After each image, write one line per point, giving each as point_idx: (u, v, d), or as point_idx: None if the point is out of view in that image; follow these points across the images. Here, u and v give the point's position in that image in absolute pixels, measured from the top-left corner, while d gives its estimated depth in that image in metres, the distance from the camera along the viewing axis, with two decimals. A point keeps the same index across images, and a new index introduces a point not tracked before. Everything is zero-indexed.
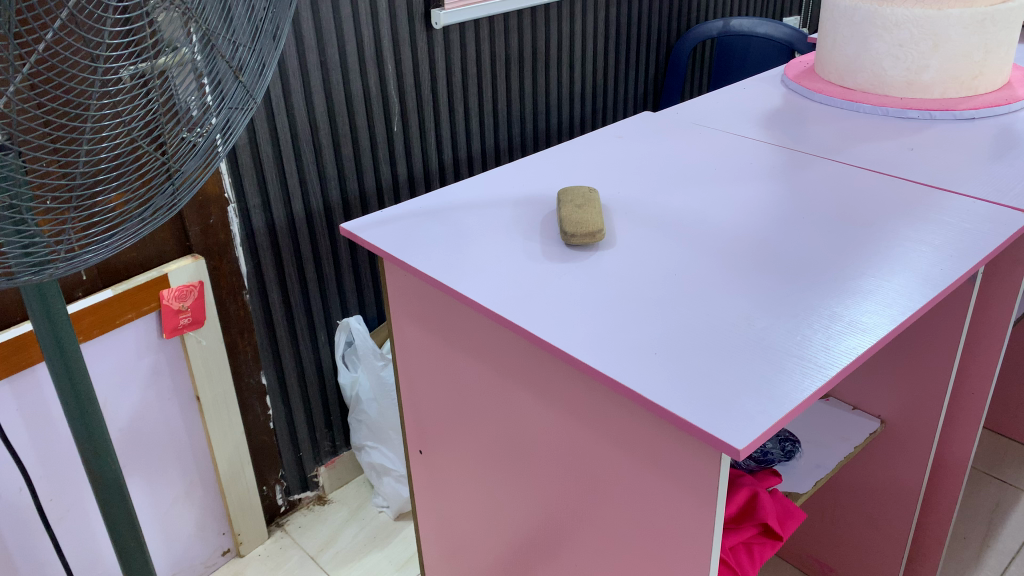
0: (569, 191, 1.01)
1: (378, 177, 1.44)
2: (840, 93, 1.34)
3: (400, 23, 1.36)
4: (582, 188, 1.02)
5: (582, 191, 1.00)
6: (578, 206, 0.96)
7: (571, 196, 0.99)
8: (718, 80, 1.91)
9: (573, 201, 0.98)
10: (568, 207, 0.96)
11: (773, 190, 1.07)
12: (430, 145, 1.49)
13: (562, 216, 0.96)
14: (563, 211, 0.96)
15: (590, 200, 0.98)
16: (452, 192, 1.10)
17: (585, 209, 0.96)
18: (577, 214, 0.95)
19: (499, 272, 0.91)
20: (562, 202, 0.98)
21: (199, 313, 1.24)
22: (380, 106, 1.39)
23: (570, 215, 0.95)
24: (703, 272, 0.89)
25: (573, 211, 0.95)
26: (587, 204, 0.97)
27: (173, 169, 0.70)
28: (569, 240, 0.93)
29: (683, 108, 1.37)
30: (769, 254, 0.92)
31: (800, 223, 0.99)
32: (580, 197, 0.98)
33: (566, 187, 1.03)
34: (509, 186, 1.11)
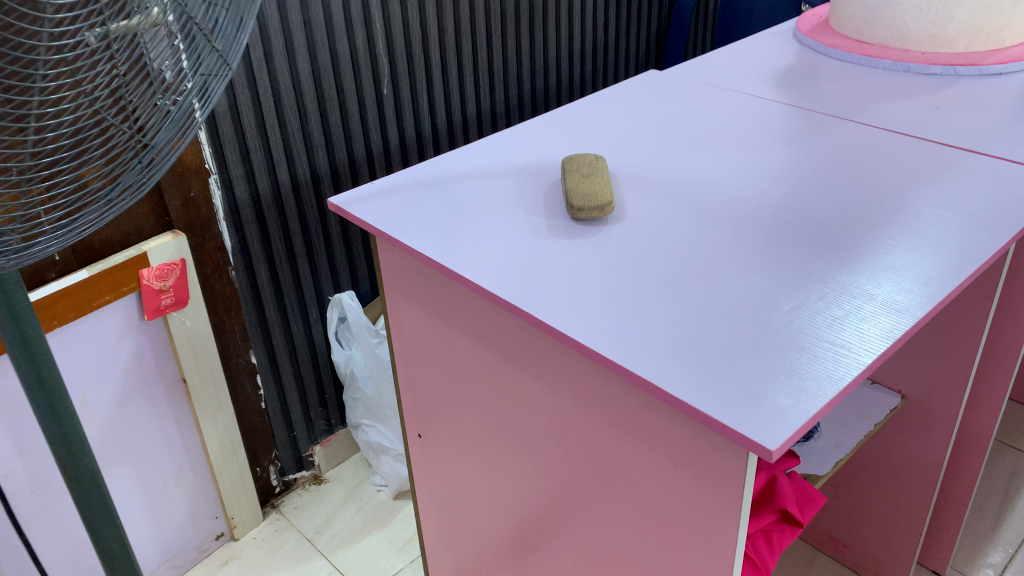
0: (573, 158, 0.94)
1: (368, 143, 1.36)
2: (858, 47, 1.26)
3: None
4: (588, 155, 0.95)
5: (588, 158, 0.94)
6: (583, 176, 0.90)
7: (576, 164, 0.92)
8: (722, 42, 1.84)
9: (578, 171, 0.91)
10: (573, 178, 0.90)
11: (790, 156, 1.00)
12: (422, 109, 1.41)
13: (567, 187, 0.89)
14: (568, 181, 0.89)
15: (597, 169, 0.91)
16: (447, 160, 1.03)
17: (592, 180, 0.89)
18: (583, 186, 0.88)
19: (500, 250, 0.84)
20: (566, 172, 0.92)
21: (182, 293, 1.17)
22: (368, 68, 1.30)
23: (576, 187, 0.88)
24: (720, 247, 0.82)
25: (579, 182, 0.89)
26: (594, 174, 0.90)
27: (144, 143, 0.63)
28: (574, 214, 0.87)
29: (690, 65, 1.29)
30: (790, 226, 0.86)
31: (821, 191, 0.92)
32: (586, 166, 0.92)
33: (570, 154, 0.96)
34: (507, 153, 1.04)
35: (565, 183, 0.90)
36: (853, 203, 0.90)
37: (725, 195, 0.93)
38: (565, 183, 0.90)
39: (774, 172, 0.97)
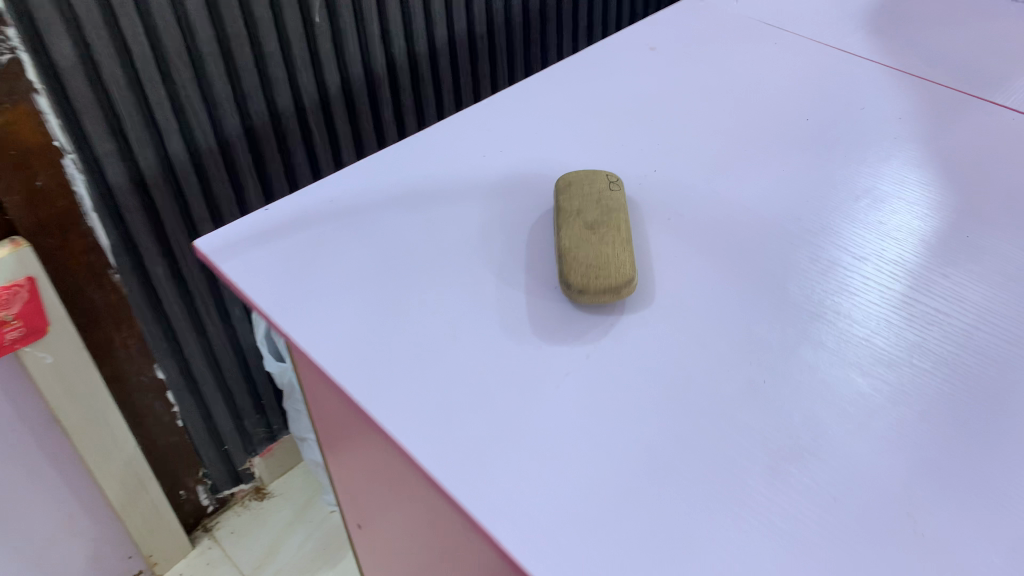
0: (571, 185, 0.61)
1: (297, 90, 1.00)
2: None
3: None
4: (594, 176, 0.62)
5: (594, 190, 0.60)
6: (587, 227, 0.57)
7: (576, 202, 0.59)
8: None
9: (578, 215, 0.58)
10: (570, 232, 0.57)
11: (903, 167, 0.66)
12: (373, 38, 1.03)
13: (559, 247, 0.56)
14: (563, 237, 0.56)
15: (610, 212, 0.58)
16: (388, 165, 0.69)
17: (601, 236, 0.56)
18: (586, 249, 0.55)
19: (449, 356, 0.52)
20: (559, 215, 0.59)
21: (35, 320, 0.86)
22: None
23: (574, 251, 0.55)
24: (809, 366, 0.50)
25: (579, 240, 0.56)
26: (604, 223, 0.57)
27: None
28: (572, 297, 0.55)
29: None
30: (914, 321, 0.53)
31: (952, 242, 0.59)
32: (592, 206, 0.59)
33: (567, 174, 0.63)
34: (478, 154, 0.70)
35: (558, 239, 0.57)
36: (1003, 268, 0.57)
37: (808, 247, 0.59)
38: (557, 239, 0.57)
39: (879, 197, 0.63)
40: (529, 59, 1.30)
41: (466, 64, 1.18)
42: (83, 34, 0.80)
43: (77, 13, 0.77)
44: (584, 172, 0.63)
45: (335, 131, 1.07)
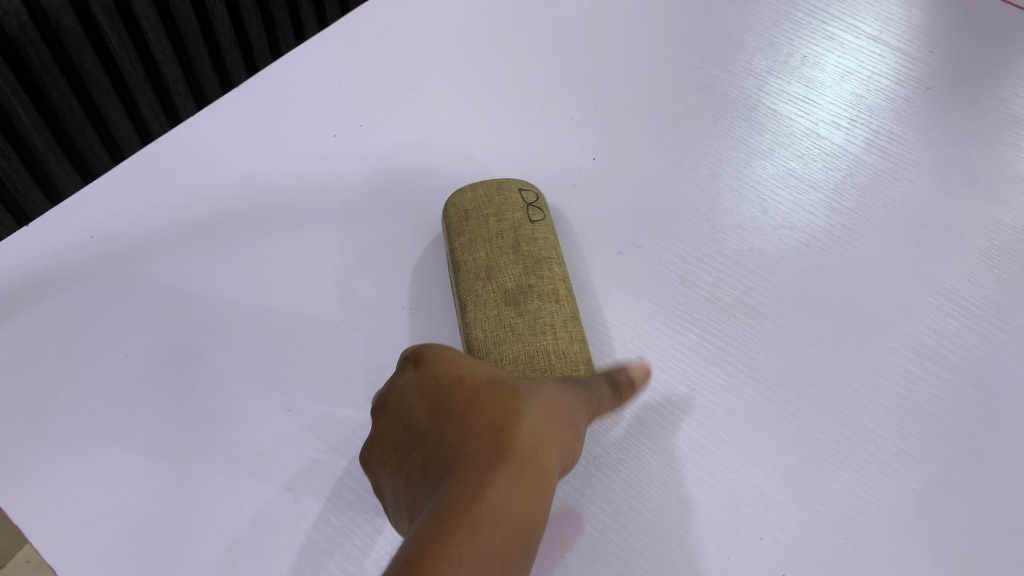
0: (471, 215, 0.40)
1: None
2: None
3: None
4: (504, 195, 0.40)
5: (507, 225, 0.39)
6: (509, 303, 0.36)
7: (483, 253, 0.38)
8: None
9: (492, 281, 0.37)
10: (483, 314, 0.36)
11: (896, 87, 0.48)
12: None
13: (470, 344, 0.35)
14: (473, 326, 0.36)
15: (537, 269, 0.38)
16: (187, 156, 0.45)
17: (532, 316, 0.36)
18: (515, 347, 0.35)
19: (288, 556, 0.35)
20: (460, 278, 0.38)
21: None
22: None
23: (496, 351, 0.35)
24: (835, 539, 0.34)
25: (501, 328, 0.36)
26: (534, 291, 0.37)
27: None
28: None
29: None
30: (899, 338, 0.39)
31: (934, 186, 0.44)
32: (509, 259, 0.38)
33: (462, 190, 0.41)
34: (326, 134, 0.46)
35: (465, 325, 0.36)
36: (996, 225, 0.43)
37: (749, 207, 0.43)
38: (464, 327, 0.36)
39: (835, 114, 0.47)
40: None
41: None
42: None
43: None
44: (488, 185, 0.41)
45: (139, 24, 0.67)
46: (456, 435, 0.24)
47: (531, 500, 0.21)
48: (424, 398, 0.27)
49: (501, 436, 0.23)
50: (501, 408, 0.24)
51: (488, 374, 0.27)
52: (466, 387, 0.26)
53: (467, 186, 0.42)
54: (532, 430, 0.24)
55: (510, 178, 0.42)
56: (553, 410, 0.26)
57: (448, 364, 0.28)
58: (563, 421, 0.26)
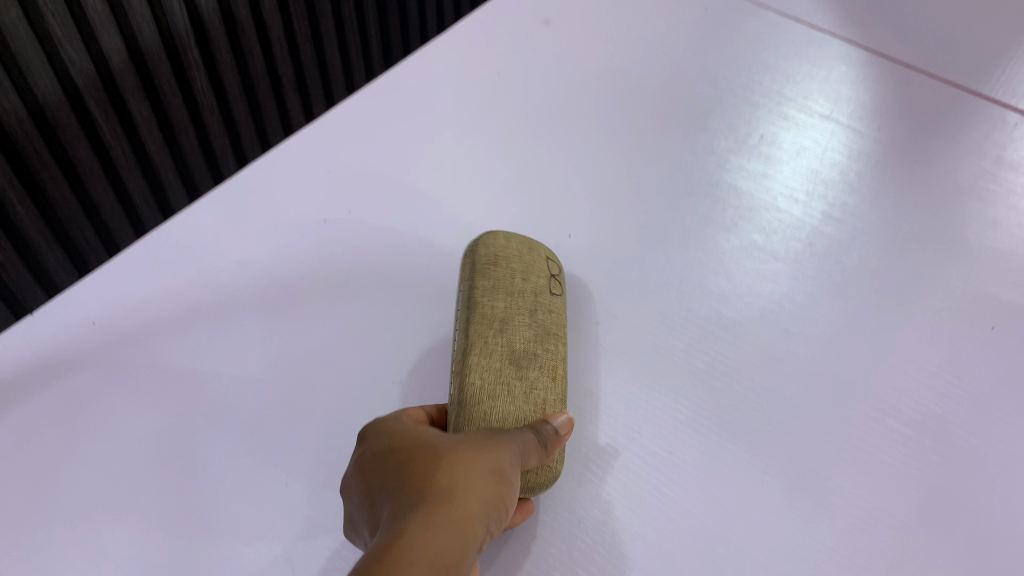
0: (501, 266, 0.41)
1: (63, 70, 0.66)
2: None
3: None
4: (533, 263, 0.42)
5: (530, 287, 0.40)
6: (512, 362, 0.37)
7: (503, 302, 0.39)
8: None
9: (503, 333, 0.38)
10: (486, 357, 0.36)
11: (847, 162, 0.52)
12: None
13: (464, 386, 0.35)
14: (471, 371, 0.36)
15: (545, 341, 0.39)
16: (185, 244, 0.48)
17: (529, 382, 0.36)
18: (506, 408, 0.35)
19: None
20: (473, 320, 0.38)
21: None
22: None
23: (488, 406, 0.35)
24: None
25: (499, 378, 0.36)
26: (539, 359, 0.38)
27: None
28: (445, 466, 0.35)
29: None
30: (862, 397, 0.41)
31: (887, 254, 0.47)
32: (526, 318, 0.39)
33: (494, 239, 0.42)
34: (315, 221, 0.49)
35: (463, 365, 0.36)
36: (946, 288, 0.46)
37: (717, 277, 0.46)
38: (461, 368, 0.36)
39: (793, 188, 0.50)
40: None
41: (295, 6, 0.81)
42: None
43: None
44: (520, 245, 0.43)
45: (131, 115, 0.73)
46: (392, 485, 0.28)
47: (443, 538, 0.24)
48: (368, 473, 0.30)
49: (422, 497, 0.26)
50: (423, 470, 0.28)
51: (418, 438, 0.30)
52: (396, 443, 0.30)
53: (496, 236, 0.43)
54: (454, 476, 0.27)
55: (539, 247, 0.44)
56: (476, 452, 0.29)
57: (387, 436, 0.31)
58: (490, 457, 0.29)
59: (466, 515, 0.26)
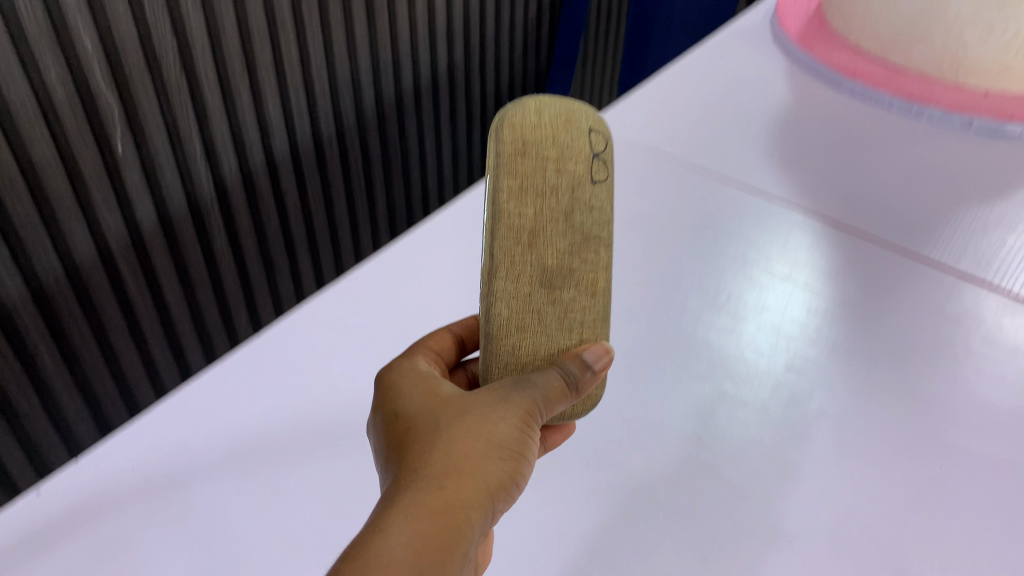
0: (528, 150, 0.41)
1: (101, 238, 0.80)
2: (886, 77, 0.81)
3: None
4: (574, 137, 0.42)
5: (568, 178, 0.41)
6: (542, 286, 0.41)
7: (534, 209, 0.40)
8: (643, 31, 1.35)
9: (532, 250, 0.41)
10: (515, 281, 0.41)
11: (805, 319, 0.58)
12: (194, 157, 0.84)
13: (494, 315, 0.41)
14: (500, 303, 0.41)
15: (581, 252, 0.42)
16: (217, 398, 0.52)
17: (560, 305, 0.42)
18: (535, 337, 0.42)
19: None
20: (501, 230, 0.40)
21: None
22: (80, 120, 0.73)
23: (518, 335, 0.42)
24: None
25: (530, 307, 0.42)
26: (574, 278, 0.42)
27: None
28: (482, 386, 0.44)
29: (629, 105, 0.80)
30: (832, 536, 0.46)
31: (846, 402, 0.53)
32: (560, 225, 0.41)
33: (521, 116, 0.41)
34: (334, 377, 0.54)
35: (490, 288, 0.41)
36: (902, 432, 0.51)
37: (695, 423, 0.52)
38: (490, 291, 0.41)
39: (758, 342, 0.56)
40: (418, 164, 1.15)
41: (300, 183, 0.98)
42: None
43: None
44: (555, 116, 0.42)
45: (154, 276, 0.88)
46: (411, 448, 0.39)
47: (437, 515, 0.35)
48: (396, 424, 0.41)
49: (427, 474, 0.37)
50: (433, 448, 0.38)
51: (436, 408, 0.40)
52: (417, 412, 0.40)
53: (526, 104, 0.42)
54: (460, 454, 0.38)
55: (578, 108, 0.44)
56: (474, 434, 0.39)
57: (414, 396, 0.42)
58: (501, 439, 0.39)
59: (466, 497, 0.36)
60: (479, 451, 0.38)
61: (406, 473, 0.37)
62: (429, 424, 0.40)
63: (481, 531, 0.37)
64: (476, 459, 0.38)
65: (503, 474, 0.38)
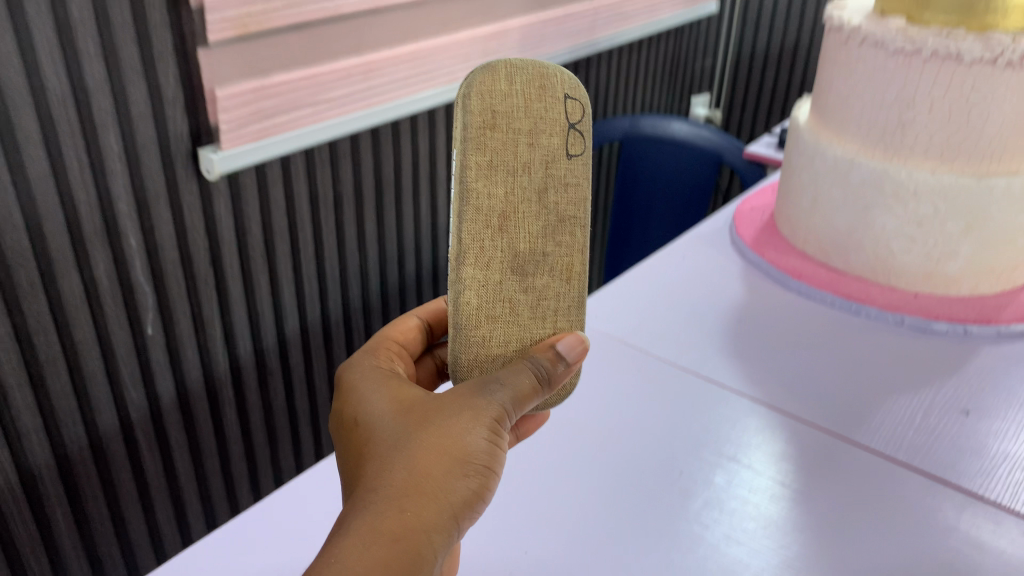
0: (498, 124, 0.48)
1: (125, 408, 0.90)
2: (828, 280, 0.92)
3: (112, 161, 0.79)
4: (546, 108, 0.49)
5: (540, 154, 0.49)
6: (510, 273, 0.50)
7: (503, 190, 0.48)
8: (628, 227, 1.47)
9: (501, 234, 0.49)
10: (486, 268, 0.49)
11: (747, 494, 0.65)
12: (214, 340, 0.96)
13: (465, 300, 0.49)
14: (469, 290, 0.49)
15: (548, 236, 0.50)
16: (215, 557, 0.59)
17: (527, 288, 0.51)
18: (504, 323, 0.51)
19: None
20: (470, 213, 0.48)
21: None
22: (118, 307, 0.85)
23: (489, 321, 0.50)
24: None
25: (502, 293, 0.50)
26: (547, 262, 0.51)
27: None
28: (456, 368, 0.52)
29: (600, 298, 0.90)
30: None
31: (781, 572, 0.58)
32: (531, 206, 0.50)
33: (491, 84, 0.48)
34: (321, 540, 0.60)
35: (460, 271, 0.49)
36: None
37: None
38: (460, 275, 0.49)
39: (704, 515, 0.63)
40: None
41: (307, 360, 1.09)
42: None
43: None
44: (526, 84, 0.49)
45: (168, 445, 0.96)
46: (387, 459, 0.45)
47: (403, 536, 0.42)
48: (374, 431, 0.47)
49: (399, 494, 0.43)
50: (407, 466, 0.44)
51: (412, 422, 0.46)
52: (395, 427, 0.46)
53: (499, 70, 0.48)
54: (427, 475, 0.44)
55: (550, 73, 0.50)
56: (446, 453, 0.45)
57: (393, 408, 0.48)
58: (467, 457, 0.45)
59: (431, 517, 0.43)
60: (447, 470, 0.45)
61: (374, 490, 0.43)
62: (398, 443, 0.45)
63: (444, 545, 0.43)
64: (442, 481, 0.44)
65: (468, 493, 0.45)
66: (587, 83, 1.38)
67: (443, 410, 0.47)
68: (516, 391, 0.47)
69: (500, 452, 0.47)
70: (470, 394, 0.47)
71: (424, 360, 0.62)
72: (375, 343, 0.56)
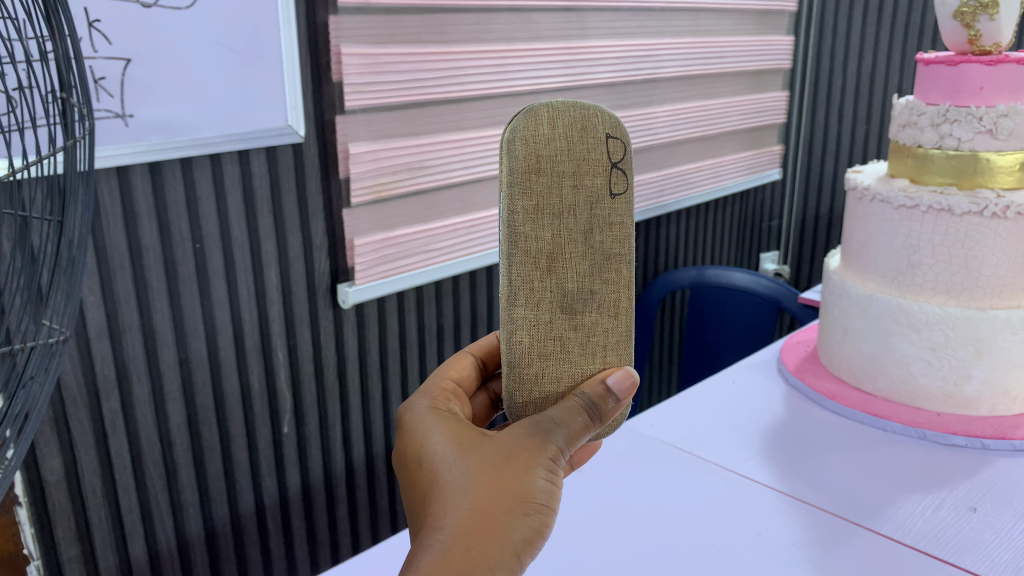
0: (539, 169, 0.53)
1: (260, 494, 1.09)
2: (858, 399, 1.05)
3: (272, 289, 1.04)
4: (590, 147, 0.54)
5: (586, 196, 0.54)
6: (560, 312, 0.55)
7: (550, 233, 0.54)
8: (697, 364, 1.62)
9: (548, 275, 0.54)
10: (537, 309, 0.55)
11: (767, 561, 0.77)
12: (334, 443, 1.16)
13: (517, 338, 0.55)
14: (519, 331, 0.55)
15: (597, 274, 0.55)
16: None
17: (577, 324, 0.56)
18: (557, 359, 0.56)
19: None
20: (518, 257, 0.53)
21: None
22: (265, 410, 1.07)
23: (542, 359, 0.56)
24: None
25: (554, 332, 0.56)
26: (595, 299, 0.56)
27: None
28: (514, 403, 0.57)
29: (654, 412, 1.05)
30: None
31: None
32: (578, 247, 0.54)
33: (534, 128, 0.53)
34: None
35: (512, 312, 0.55)
36: None
37: None
38: (511, 317, 0.55)
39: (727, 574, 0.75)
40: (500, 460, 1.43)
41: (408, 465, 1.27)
42: (68, 415, 0.89)
43: (65, 405, 0.89)
44: (568, 126, 0.54)
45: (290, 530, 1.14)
46: (455, 503, 0.51)
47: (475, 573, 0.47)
48: (440, 476, 0.53)
49: (468, 534, 0.49)
50: (474, 509, 0.50)
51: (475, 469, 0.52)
52: (459, 473, 0.52)
53: (540, 115, 0.54)
54: (493, 517, 0.50)
55: (591, 115, 0.54)
56: (508, 496, 0.51)
57: (456, 455, 0.54)
58: (528, 499, 0.51)
59: (499, 553, 0.48)
60: (509, 511, 0.50)
61: (441, 527, 0.49)
62: (460, 486, 0.51)
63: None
64: (501, 520, 0.50)
65: (529, 530, 0.50)
66: (658, 239, 1.59)
67: (504, 455, 0.53)
68: (569, 433, 0.54)
69: (558, 490, 0.52)
70: (528, 437, 0.53)
71: (479, 393, 0.71)
72: (430, 387, 0.63)
